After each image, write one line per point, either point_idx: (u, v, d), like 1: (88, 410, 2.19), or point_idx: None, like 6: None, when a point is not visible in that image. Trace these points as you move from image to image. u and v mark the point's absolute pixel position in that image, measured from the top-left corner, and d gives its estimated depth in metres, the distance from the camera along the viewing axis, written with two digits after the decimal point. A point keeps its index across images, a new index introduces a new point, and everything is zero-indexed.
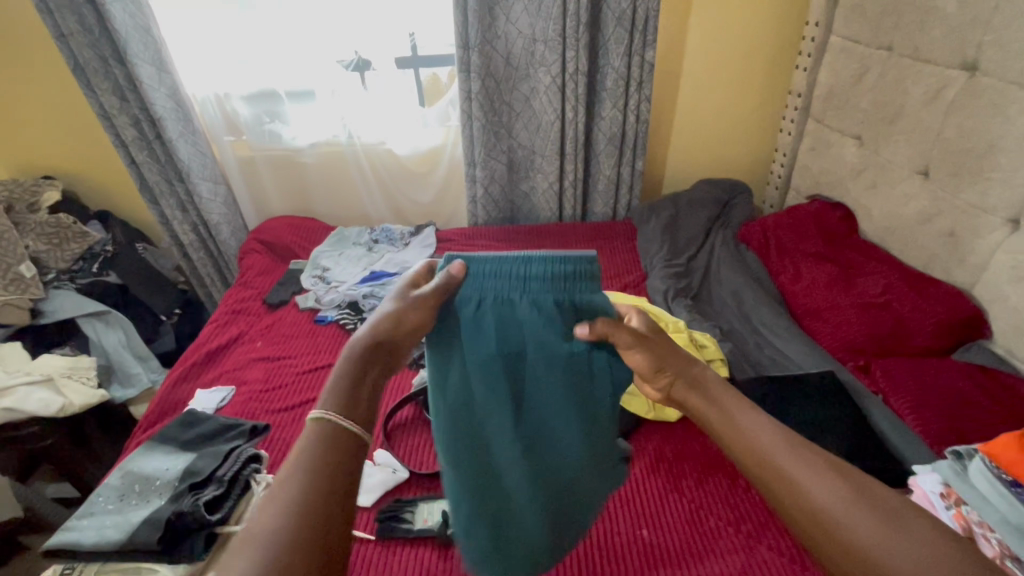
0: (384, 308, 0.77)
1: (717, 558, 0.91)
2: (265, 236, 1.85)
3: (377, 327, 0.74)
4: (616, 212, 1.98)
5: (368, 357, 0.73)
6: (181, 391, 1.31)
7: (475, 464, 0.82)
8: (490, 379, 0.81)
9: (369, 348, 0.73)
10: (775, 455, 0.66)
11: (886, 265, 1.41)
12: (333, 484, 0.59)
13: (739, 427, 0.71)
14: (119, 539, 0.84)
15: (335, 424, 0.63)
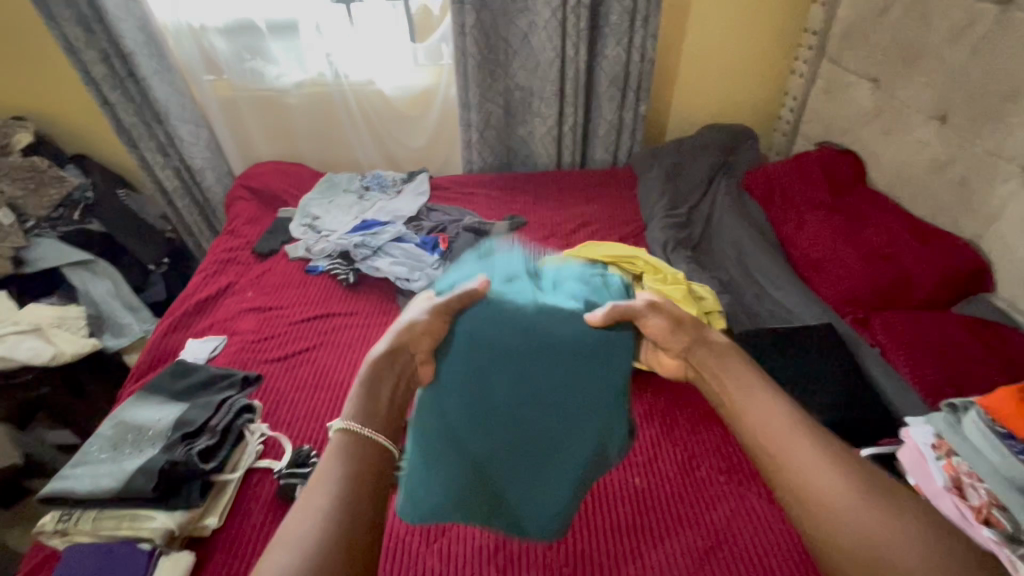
0: (403, 318, 0.80)
1: (707, 507, 0.93)
2: (252, 182, 1.78)
3: (397, 335, 0.77)
4: (616, 159, 1.90)
5: (388, 369, 0.74)
6: (172, 340, 1.29)
7: (460, 413, 0.78)
8: (509, 311, 0.80)
9: (388, 355, 0.74)
10: (795, 438, 0.62)
11: (893, 216, 1.37)
12: (365, 484, 0.60)
13: (762, 407, 0.66)
14: (113, 487, 0.84)
15: (355, 433, 0.64)
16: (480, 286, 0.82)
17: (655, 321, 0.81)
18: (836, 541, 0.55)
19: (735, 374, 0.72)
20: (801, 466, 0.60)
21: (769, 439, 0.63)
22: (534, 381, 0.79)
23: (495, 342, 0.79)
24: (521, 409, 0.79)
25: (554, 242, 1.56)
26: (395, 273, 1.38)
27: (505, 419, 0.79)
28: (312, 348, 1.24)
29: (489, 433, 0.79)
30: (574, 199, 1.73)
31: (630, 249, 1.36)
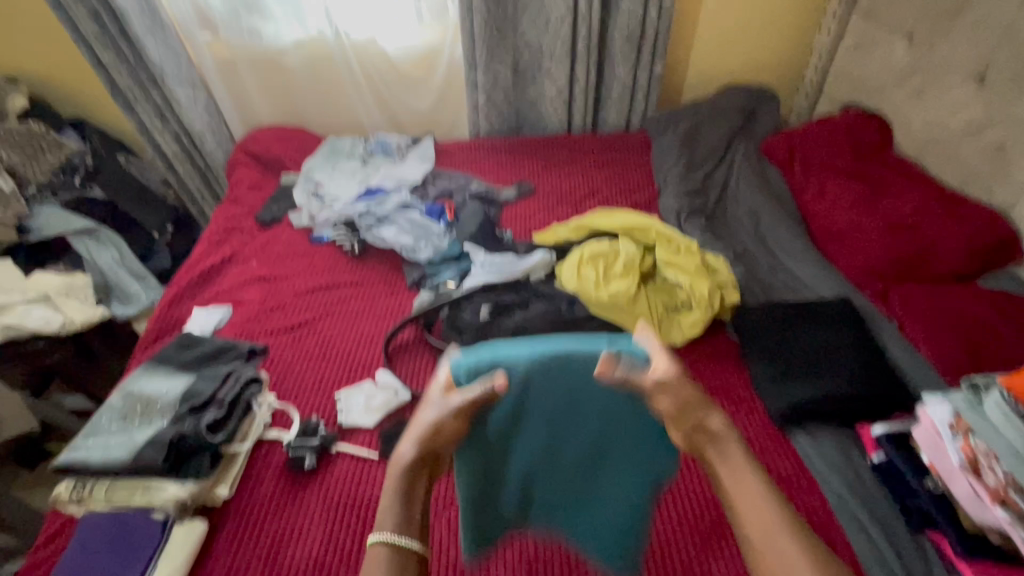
0: (425, 416, 0.68)
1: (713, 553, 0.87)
2: (253, 147, 1.73)
3: (422, 441, 0.67)
4: (630, 123, 1.82)
5: (420, 468, 0.68)
6: (178, 310, 1.28)
7: (503, 461, 0.76)
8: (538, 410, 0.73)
9: (414, 463, 0.68)
10: (781, 539, 0.60)
11: (921, 185, 1.31)
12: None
13: (748, 492, 0.63)
14: (125, 459, 0.84)
15: (394, 544, 0.63)
16: (498, 391, 0.67)
17: (670, 402, 0.67)
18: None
19: (736, 451, 0.66)
20: (790, 569, 0.58)
21: (758, 534, 0.61)
22: (573, 425, 0.75)
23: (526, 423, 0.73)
24: (564, 450, 0.76)
25: (563, 210, 1.52)
26: (400, 242, 1.35)
27: (550, 459, 0.77)
28: (317, 319, 1.23)
29: (537, 471, 0.77)
30: (584, 166, 1.67)
31: (645, 218, 1.31)
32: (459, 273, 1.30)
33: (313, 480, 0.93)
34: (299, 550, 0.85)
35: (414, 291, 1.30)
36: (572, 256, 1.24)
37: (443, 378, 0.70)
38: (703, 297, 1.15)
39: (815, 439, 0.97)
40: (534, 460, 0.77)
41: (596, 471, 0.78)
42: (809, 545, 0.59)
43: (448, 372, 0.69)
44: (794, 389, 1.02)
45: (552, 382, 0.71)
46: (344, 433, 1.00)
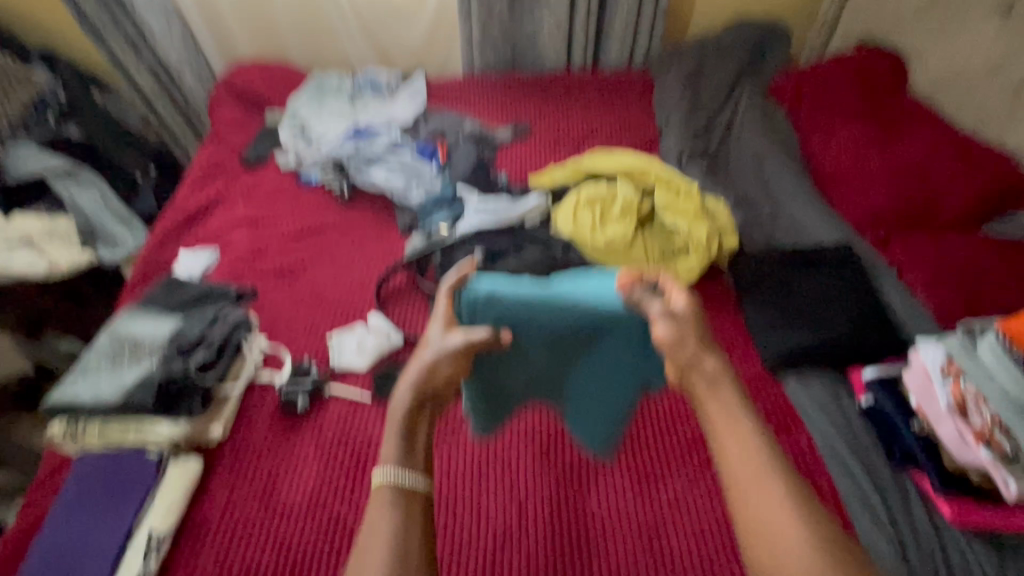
0: (426, 357, 0.70)
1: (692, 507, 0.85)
2: (235, 83, 1.64)
3: (419, 387, 0.67)
4: (632, 60, 1.74)
5: (419, 414, 0.66)
6: (165, 254, 1.25)
7: (511, 375, 0.82)
8: (546, 329, 0.79)
9: (414, 408, 0.66)
10: (768, 485, 0.58)
11: (933, 126, 1.27)
12: (410, 537, 0.57)
13: (742, 440, 0.61)
14: (115, 399, 0.84)
15: (398, 485, 0.60)
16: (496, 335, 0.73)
17: (666, 330, 0.70)
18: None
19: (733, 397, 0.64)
20: (771, 510, 0.57)
21: (744, 480, 0.59)
22: (576, 341, 0.80)
23: (534, 339, 0.79)
24: (566, 362, 0.83)
25: (561, 152, 1.46)
26: (390, 185, 1.31)
27: (554, 369, 0.83)
28: (307, 263, 1.20)
29: (542, 380, 0.84)
30: (584, 105, 1.60)
31: (644, 159, 1.26)
32: (452, 217, 1.26)
33: (308, 422, 0.94)
34: (296, 489, 0.86)
35: (406, 235, 1.27)
36: (567, 201, 1.21)
37: (439, 311, 0.75)
38: (700, 242, 1.13)
39: (805, 384, 0.98)
40: (540, 371, 0.83)
41: (591, 392, 0.84)
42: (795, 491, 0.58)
43: (450, 300, 0.76)
44: (790, 335, 1.01)
45: (558, 306, 0.78)
46: (336, 377, 1.00)
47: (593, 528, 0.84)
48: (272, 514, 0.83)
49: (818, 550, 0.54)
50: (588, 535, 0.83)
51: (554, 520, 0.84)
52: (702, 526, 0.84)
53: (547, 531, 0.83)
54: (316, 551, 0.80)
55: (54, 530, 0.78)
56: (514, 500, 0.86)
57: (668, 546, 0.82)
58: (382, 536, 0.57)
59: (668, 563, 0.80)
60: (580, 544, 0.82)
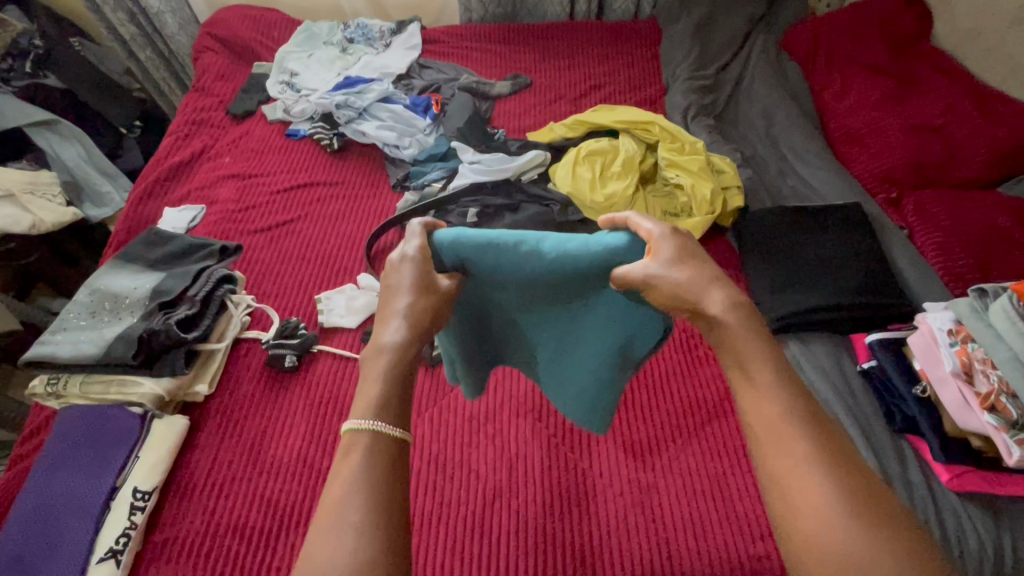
0: (399, 304, 0.56)
1: (695, 457, 0.85)
2: (219, 31, 1.56)
3: (417, 327, 0.56)
4: (639, 9, 1.64)
5: (412, 356, 0.56)
6: (148, 209, 1.21)
7: (485, 318, 0.72)
8: (523, 290, 0.65)
9: (401, 363, 0.54)
10: (787, 431, 0.51)
11: (954, 80, 1.20)
12: (387, 487, 0.48)
13: (757, 382, 0.53)
14: (95, 354, 0.83)
15: (383, 436, 0.50)
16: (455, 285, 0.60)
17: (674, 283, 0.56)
18: (806, 563, 0.46)
19: (744, 332, 0.55)
20: (787, 454, 0.50)
21: (760, 427, 0.52)
22: (555, 296, 0.66)
23: (507, 296, 0.67)
24: (544, 316, 0.70)
25: (562, 106, 1.39)
26: (382, 138, 1.25)
27: (533, 321, 0.71)
28: (295, 220, 1.16)
29: (522, 330, 0.73)
30: (586, 56, 1.52)
31: (647, 114, 1.20)
32: (446, 172, 1.21)
33: (295, 378, 0.92)
34: (278, 448, 0.85)
35: (398, 192, 1.22)
36: (567, 156, 1.15)
37: (413, 249, 0.59)
38: (704, 200, 1.07)
39: (806, 348, 0.95)
40: (518, 321, 0.71)
41: (565, 356, 0.74)
42: (814, 434, 0.50)
43: (423, 241, 0.59)
44: (793, 296, 0.98)
45: (528, 265, 0.60)
46: (325, 334, 0.98)
47: (583, 486, 0.83)
48: (253, 471, 0.82)
49: (841, 504, 0.47)
50: (577, 492, 0.82)
51: (543, 477, 0.83)
52: (693, 485, 0.82)
53: (539, 484, 0.83)
54: (302, 506, 0.79)
55: (39, 483, 0.78)
56: (512, 453, 0.86)
57: (658, 504, 0.81)
58: (350, 482, 0.48)
59: (658, 520, 0.79)
60: (570, 501, 0.81)
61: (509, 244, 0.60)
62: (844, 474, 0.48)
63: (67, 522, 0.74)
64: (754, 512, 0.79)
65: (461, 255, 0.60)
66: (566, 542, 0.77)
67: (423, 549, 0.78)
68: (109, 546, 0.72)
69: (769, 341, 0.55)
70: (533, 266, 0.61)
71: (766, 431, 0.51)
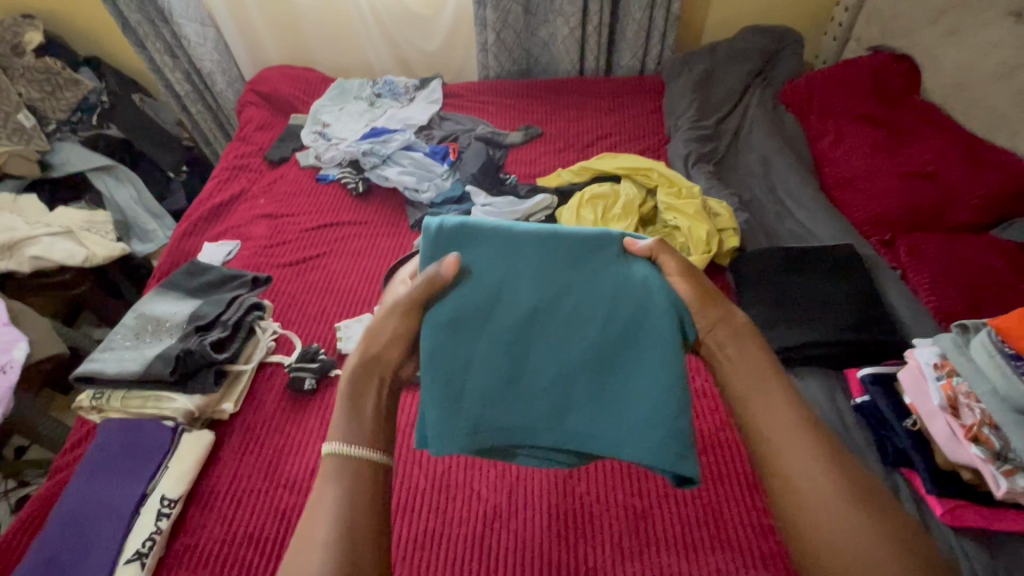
0: (372, 321, 0.74)
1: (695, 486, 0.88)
2: (263, 88, 1.74)
3: (365, 346, 0.72)
4: (644, 66, 1.77)
5: (371, 373, 0.70)
6: (190, 243, 1.34)
7: (487, 337, 0.73)
8: (539, 285, 0.74)
9: (362, 370, 0.70)
10: (801, 440, 0.62)
11: (942, 129, 1.27)
12: (350, 496, 0.60)
13: (770, 398, 0.66)
14: (137, 370, 0.91)
15: (342, 454, 0.62)
16: (447, 269, 0.72)
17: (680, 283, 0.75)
18: (817, 551, 0.57)
19: (757, 360, 0.69)
20: (797, 457, 0.61)
21: (773, 432, 0.64)
22: (584, 293, 0.74)
23: (522, 306, 0.73)
24: (561, 323, 0.74)
25: (569, 154, 1.50)
26: (402, 183, 1.36)
27: (551, 334, 0.74)
28: (321, 255, 1.27)
29: (534, 352, 0.74)
30: (594, 109, 1.64)
31: (646, 161, 1.29)
32: (460, 213, 1.30)
33: (313, 401, 0.99)
34: (297, 463, 0.91)
35: (415, 231, 1.32)
36: (571, 200, 1.24)
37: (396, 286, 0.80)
38: (700, 239, 1.13)
39: (800, 381, 0.99)
40: (538, 334, 0.74)
41: (597, 377, 0.73)
42: (820, 440, 0.62)
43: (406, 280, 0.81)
44: (787, 333, 1.02)
45: (545, 241, 0.75)
46: (343, 360, 1.06)
47: (577, 513, 0.85)
48: (274, 483, 0.88)
49: (844, 500, 0.58)
50: (573, 517, 0.85)
51: (543, 501, 0.87)
52: (687, 517, 0.84)
53: (536, 514, 0.85)
54: None
55: (76, 491, 0.84)
56: (511, 483, 0.89)
57: (651, 531, 0.83)
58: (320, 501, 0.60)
59: (651, 548, 0.81)
60: (565, 527, 0.84)
61: (526, 227, 0.77)
62: (848, 478, 0.59)
63: (97, 526, 0.80)
64: (752, 538, 0.81)
65: (469, 230, 0.76)
66: (560, 563, 0.80)
67: (421, 566, 0.81)
68: (136, 549, 0.78)
69: (780, 370, 0.69)
70: (548, 243, 0.75)
71: (781, 435, 0.63)
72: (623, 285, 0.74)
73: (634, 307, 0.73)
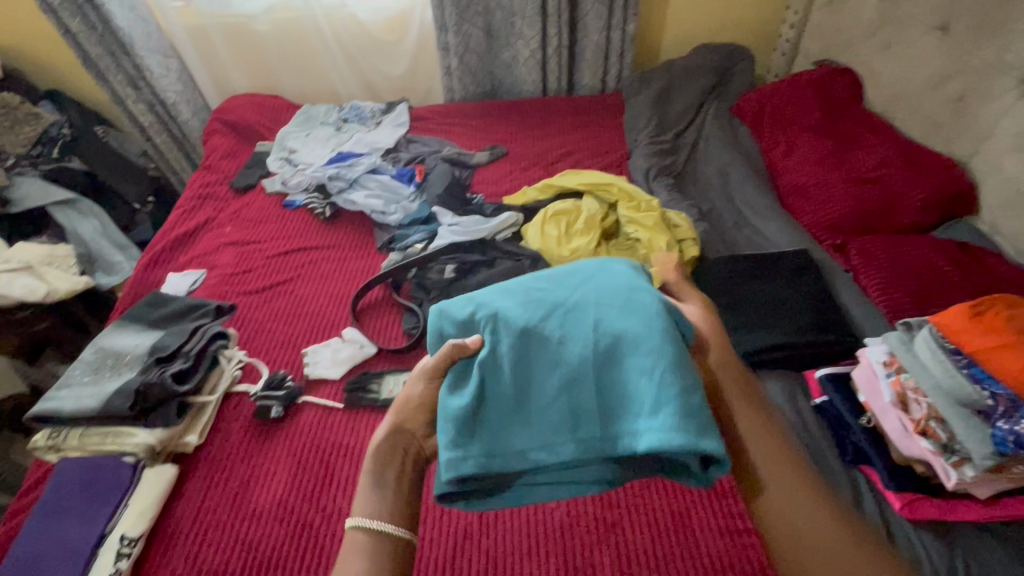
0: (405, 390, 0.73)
1: (662, 496, 0.89)
2: (228, 116, 1.74)
3: (399, 412, 0.71)
4: (605, 84, 1.82)
5: (399, 443, 0.69)
6: (155, 274, 1.32)
7: (491, 367, 0.66)
8: (531, 305, 0.69)
9: (393, 438, 0.69)
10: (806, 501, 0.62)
11: (885, 137, 1.33)
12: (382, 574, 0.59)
13: (771, 455, 0.65)
14: (95, 406, 0.89)
15: (371, 529, 0.62)
16: (469, 343, 0.68)
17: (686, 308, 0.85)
18: None
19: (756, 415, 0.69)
20: (804, 520, 0.60)
21: (778, 493, 0.63)
22: (574, 300, 0.69)
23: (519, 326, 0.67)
24: (561, 334, 0.67)
25: (534, 172, 1.53)
26: (369, 206, 1.37)
27: (552, 345, 0.66)
28: (289, 280, 1.26)
29: (537, 372, 0.66)
30: (557, 127, 1.68)
31: (608, 177, 1.32)
32: (427, 234, 1.31)
33: (279, 429, 0.98)
34: (264, 494, 0.89)
35: (384, 253, 1.33)
36: (536, 216, 1.27)
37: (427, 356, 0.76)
38: (661, 250, 1.16)
39: (762, 384, 1.01)
40: (544, 344, 0.66)
41: (604, 379, 0.64)
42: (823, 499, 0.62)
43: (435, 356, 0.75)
44: (748, 337, 1.05)
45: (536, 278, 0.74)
46: (311, 386, 1.05)
47: (547, 527, 0.86)
48: (241, 516, 0.87)
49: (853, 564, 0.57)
50: (543, 533, 0.85)
51: (515, 520, 0.87)
52: (656, 526, 0.85)
53: (506, 533, 0.85)
54: (281, 551, 0.82)
55: (31, 534, 0.82)
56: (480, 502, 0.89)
57: (620, 543, 0.84)
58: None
59: (621, 560, 0.82)
60: (536, 544, 0.84)
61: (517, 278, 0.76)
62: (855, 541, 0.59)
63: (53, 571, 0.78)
64: (720, 543, 0.83)
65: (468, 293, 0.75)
66: None
67: None
68: None
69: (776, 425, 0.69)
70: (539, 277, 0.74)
71: (786, 496, 0.62)
72: (608, 284, 0.69)
73: (622, 298, 0.67)
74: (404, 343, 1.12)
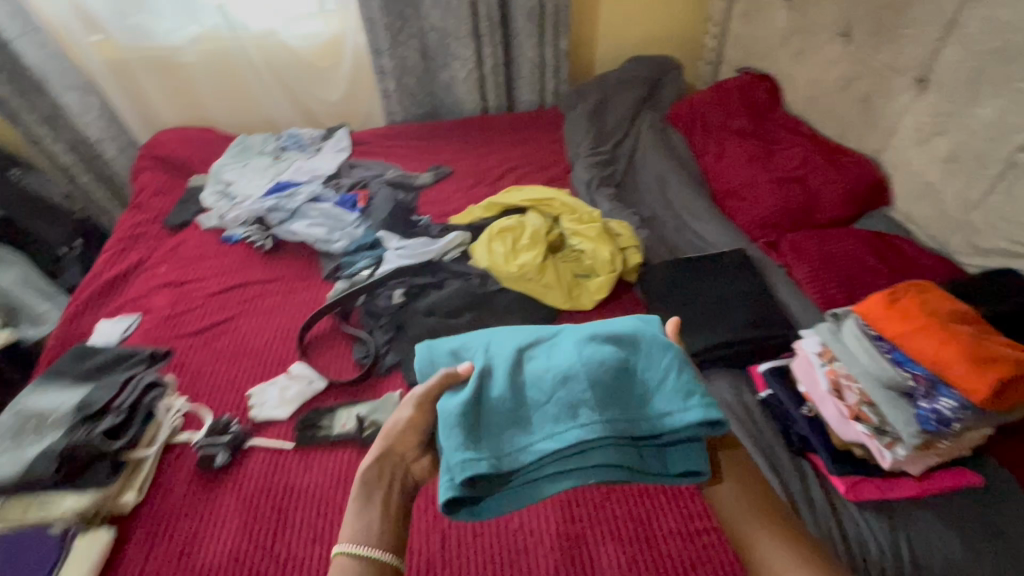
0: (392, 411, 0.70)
1: (623, 505, 0.89)
2: (158, 151, 1.67)
3: (389, 436, 0.68)
4: (543, 100, 1.86)
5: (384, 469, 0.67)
6: (83, 323, 1.24)
7: (487, 376, 0.66)
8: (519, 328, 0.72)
9: (377, 464, 0.67)
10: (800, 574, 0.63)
11: (806, 138, 1.41)
12: None
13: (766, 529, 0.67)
14: (15, 474, 0.83)
15: (358, 555, 0.60)
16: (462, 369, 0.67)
17: None
18: None
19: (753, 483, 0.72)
20: None
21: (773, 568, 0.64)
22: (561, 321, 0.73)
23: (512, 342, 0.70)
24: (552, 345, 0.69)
25: (478, 190, 1.54)
26: (312, 235, 1.34)
27: (544, 354, 0.68)
28: (231, 318, 1.22)
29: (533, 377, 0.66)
30: (498, 144, 1.70)
31: (550, 191, 1.35)
32: (374, 259, 1.29)
33: (225, 478, 0.93)
34: (210, 551, 0.84)
35: (330, 282, 1.30)
36: (482, 235, 1.26)
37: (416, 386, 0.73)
38: (605, 261, 1.20)
39: (710, 382, 1.04)
40: (536, 359, 0.68)
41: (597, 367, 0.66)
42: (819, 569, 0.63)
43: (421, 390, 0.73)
44: (695, 338, 1.07)
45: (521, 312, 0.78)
46: (258, 428, 1.00)
47: (509, 551, 0.85)
48: None
49: None
50: (507, 558, 0.84)
51: (477, 548, 0.85)
52: (618, 537, 0.86)
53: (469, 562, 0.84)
54: None
55: None
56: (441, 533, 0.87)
57: (584, 558, 0.83)
58: None
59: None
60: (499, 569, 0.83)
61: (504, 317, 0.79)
62: None
63: None
64: (681, 546, 0.84)
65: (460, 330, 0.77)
66: None
67: None
68: None
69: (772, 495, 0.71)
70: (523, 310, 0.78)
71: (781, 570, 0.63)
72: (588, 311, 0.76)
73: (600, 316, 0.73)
74: (355, 374, 1.10)
